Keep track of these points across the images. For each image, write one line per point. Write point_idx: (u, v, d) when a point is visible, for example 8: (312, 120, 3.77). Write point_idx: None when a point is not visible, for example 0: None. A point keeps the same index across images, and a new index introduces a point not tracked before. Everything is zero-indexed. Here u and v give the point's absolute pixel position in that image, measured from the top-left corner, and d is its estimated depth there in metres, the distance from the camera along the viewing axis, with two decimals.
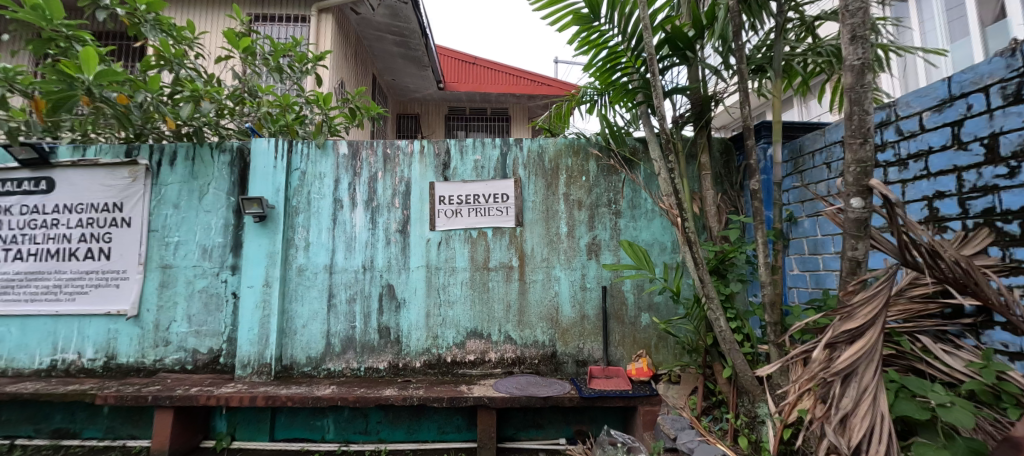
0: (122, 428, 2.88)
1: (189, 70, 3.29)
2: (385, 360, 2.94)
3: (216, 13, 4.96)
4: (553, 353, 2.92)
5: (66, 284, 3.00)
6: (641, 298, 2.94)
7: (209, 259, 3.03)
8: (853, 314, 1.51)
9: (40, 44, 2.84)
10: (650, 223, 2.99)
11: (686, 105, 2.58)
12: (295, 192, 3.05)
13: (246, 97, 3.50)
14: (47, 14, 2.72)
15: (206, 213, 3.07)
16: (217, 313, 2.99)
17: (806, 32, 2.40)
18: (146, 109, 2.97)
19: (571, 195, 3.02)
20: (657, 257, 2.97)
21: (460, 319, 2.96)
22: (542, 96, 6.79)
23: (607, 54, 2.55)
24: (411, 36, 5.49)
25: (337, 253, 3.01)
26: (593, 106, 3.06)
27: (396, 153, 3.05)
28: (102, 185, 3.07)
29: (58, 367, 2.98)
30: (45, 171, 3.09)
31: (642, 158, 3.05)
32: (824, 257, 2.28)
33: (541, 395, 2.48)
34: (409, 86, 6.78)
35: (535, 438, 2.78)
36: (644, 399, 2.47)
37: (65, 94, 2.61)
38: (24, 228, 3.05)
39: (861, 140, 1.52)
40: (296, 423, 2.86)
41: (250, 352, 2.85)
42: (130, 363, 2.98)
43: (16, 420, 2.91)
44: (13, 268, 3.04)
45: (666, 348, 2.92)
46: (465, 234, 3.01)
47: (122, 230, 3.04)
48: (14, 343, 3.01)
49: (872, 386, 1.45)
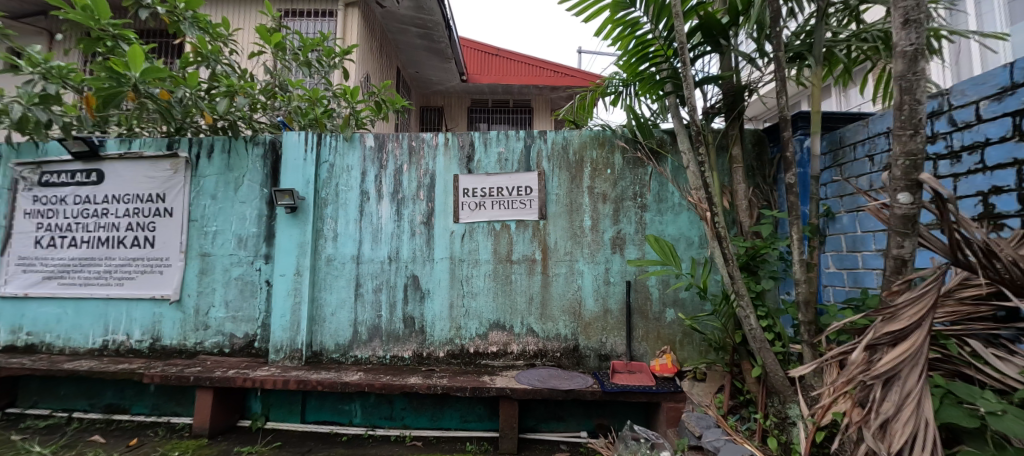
0: (167, 405, 3.06)
1: (224, 66, 3.41)
2: (409, 349, 3.00)
3: (249, 9, 5.12)
4: (575, 346, 2.92)
5: (116, 269, 3.20)
6: (666, 294, 2.89)
7: (245, 248, 3.15)
8: (898, 315, 1.42)
9: (89, 43, 3.00)
10: (677, 217, 2.92)
11: (719, 95, 2.49)
12: (324, 184, 3.12)
13: (278, 91, 3.60)
14: (95, 14, 2.86)
15: (241, 204, 3.18)
16: (252, 299, 3.12)
17: (851, 17, 2.27)
18: (186, 104, 3.12)
19: (595, 188, 2.98)
20: (683, 252, 2.91)
21: (483, 310, 2.99)
22: (565, 88, 6.75)
23: (634, 45, 2.51)
24: (435, 28, 5.51)
25: (364, 243, 3.07)
26: (618, 97, 3.04)
27: (421, 145, 3.09)
28: (146, 177, 3.24)
29: (110, 347, 3.19)
30: (95, 163, 3.28)
31: (670, 150, 2.98)
32: (864, 254, 2.17)
33: (563, 388, 2.48)
34: (432, 78, 6.84)
35: (555, 430, 2.80)
36: (668, 395, 2.42)
37: (114, 91, 2.81)
38: (79, 217, 3.26)
39: (912, 132, 1.44)
40: (326, 407, 2.96)
41: (282, 338, 2.97)
42: (173, 345, 3.16)
43: (73, 395, 3.14)
44: (68, 254, 3.25)
45: (692, 344, 2.85)
46: (489, 227, 3.02)
47: (165, 220, 3.20)
48: (70, 324, 3.23)
49: (917, 390, 1.37)
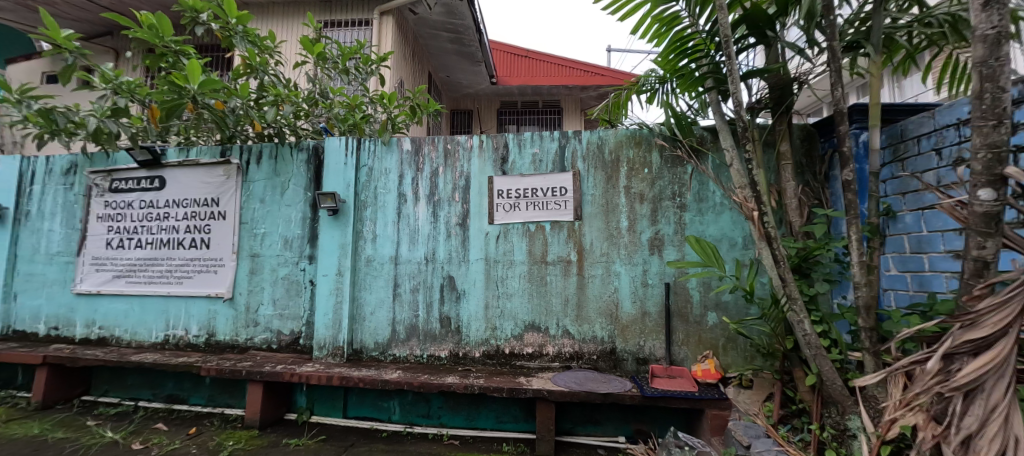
0: (221, 397, 3.24)
1: (271, 76, 3.59)
2: (446, 349, 3.04)
3: (291, 22, 5.37)
4: (612, 349, 2.86)
5: (175, 269, 3.42)
6: (708, 297, 2.79)
7: (290, 249, 3.29)
8: (979, 323, 1.29)
9: (154, 59, 3.24)
10: (718, 217, 2.81)
11: (765, 89, 2.38)
12: (364, 187, 3.22)
13: (319, 98, 3.74)
14: (160, 32, 3.08)
15: (287, 207, 3.33)
16: (298, 298, 3.25)
17: (913, 1, 2.12)
18: (238, 114, 3.32)
19: (632, 188, 2.92)
20: (726, 253, 2.80)
21: (519, 311, 2.98)
22: (596, 87, 6.65)
23: (672, 41, 2.45)
24: (465, 32, 5.59)
25: (402, 245, 3.14)
26: (654, 94, 2.97)
27: (456, 148, 3.13)
28: (203, 183, 3.45)
29: (170, 341, 3.42)
30: (158, 170, 3.53)
31: (711, 147, 2.87)
32: (930, 256, 2.01)
33: (600, 392, 2.44)
34: (462, 82, 6.93)
35: (592, 434, 2.76)
36: (712, 402, 2.33)
37: (175, 103, 3.04)
38: (144, 220, 3.52)
39: (994, 122, 1.34)
40: (366, 403, 3.04)
41: (325, 335, 3.09)
42: (227, 340, 3.34)
43: (138, 385, 3.38)
44: (135, 255, 3.51)
45: (737, 350, 2.73)
46: (524, 228, 3.01)
47: (219, 222, 3.40)
48: (136, 319, 3.49)
49: (1002, 405, 1.27)
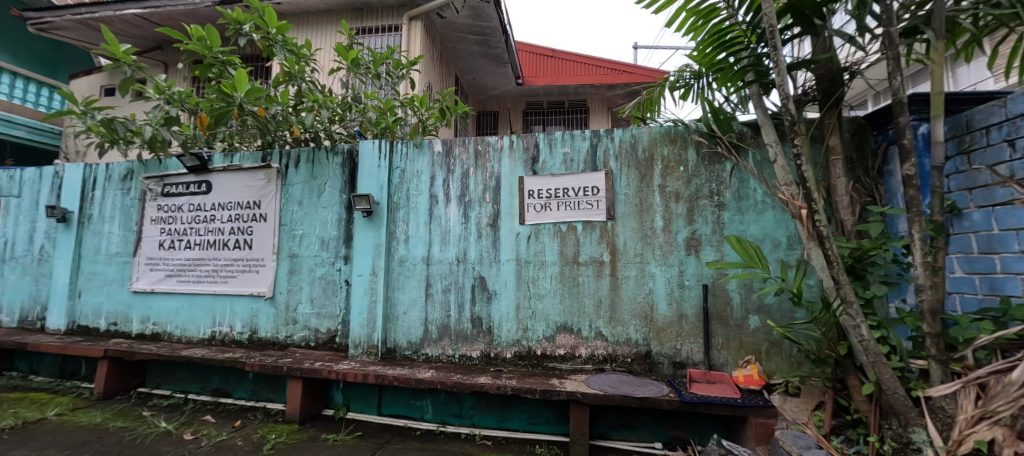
0: (263, 392, 3.37)
1: (309, 83, 3.72)
2: (477, 349, 3.05)
3: (325, 30, 5.54)
4: (647, 352, 2.79)
5: (221, 268, 3.59)
6: (750, 299, 2.67)
7: (327, 249, 3.39)
8: None
9: (203, 69, 3.41)
10: (760, 216, 2.70)
11: (812, 81, 2.26)
12: (396, 189, 3.27)
13: (353, 103, 3.84)
14: (209, 43, 3.24)
15: (324, 209, 3.43)
16: (334, 297, 3.34)
17: None
18: (279, 120, 3.46)
19: (667, 186, 2.84)
20: (769, 253, 2.67)
21: (550, 312, 2.96)
22: (624, 85, 6.53)
23: (710, 34, 2.37)
24: (492, 34, 5.63)
25: (434, 245, 3.18)
26: (689, 90, 2.88)
27: (487, 149, 3.13)
28: (246, 186, 3.60)
29: (217, 337, 3.58)
30: (205, 175, 3.71)
31: (752, 143, 2.76)
32: (1003, 256, 1.85)
33: (637, 396, 2.38)
34: (488, 84, 6.95)
35: (627, 439, 2.69)
36: (756, 410, 2.23)
37: (223, 110, 3.19)
38: (192, 222, 3.71)
39: None
40: (399, 401, 3.09)
41: (360, 334, 3.15)
42: (268, 337, 3.47)
43: (188, 379, 3.56)
44: (184, 255, 3.70)
45: (781, 355, 2.60)
46: (556, 228, 2.98)
47: (261, 224, 3.54)
48: (186, 316, 3.67)
49: None
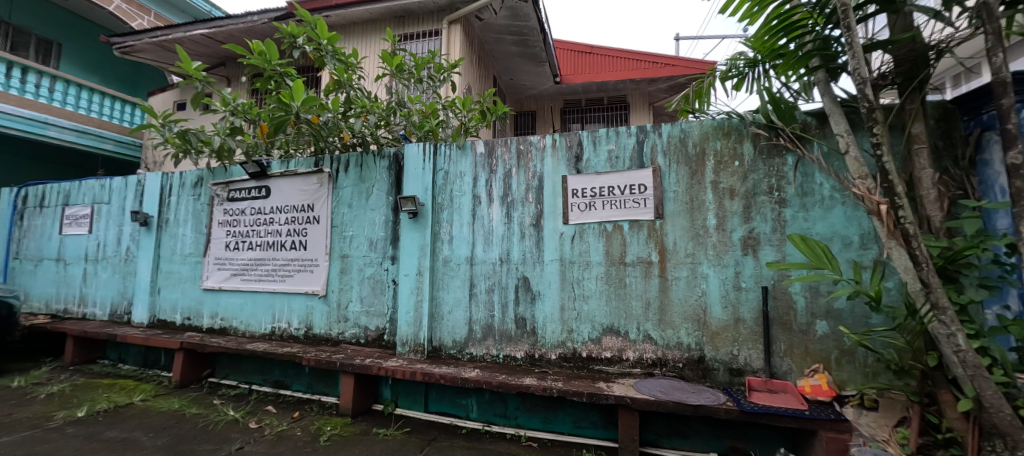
0: (318, 386, 3.52)
1: (356, 90, 3.86)
2: (522, 350, 3.03)
3: (369, 38, 5.75)
4: (701, 357, 2.65)
5: (279, 268, 3.79)
6: (816, 303, 2.47)
7: (375, 250, 3.49)
8: None
9: (263, 82, 3.62)
10: (827, 213, 2.49)
11: (889, 63, 2.05)
12: (440, 190, 3.32)
13: (397, 108, 3.94)
14: (268, 56, 3.45)
15: (372, 211, 3.54)
16: (382, 296, 3.43)
17: None
18: (331, 126, 3.62)
19: (720, 182, 2.69)
20: (839, 253, 2.46)
21: (596, 314, 2.88)
22: (664, 78, 6.19)
23: (769, 19, 2.21)
24: (530, 33, 5.60)
25: (477, 246, 3.19)
26: (743, 80, 2.71)
27: (529, 149, 3.11)
28: (300, 190, 3.79)
29: (276, 333, 3.79)
30: (264, 180, 3.93)
31: (817, 134, 2.55)
32: None
33: (691, 403, 2.27)
34: (526, 84, 6.93)
35: (679, 447, 2.57)
36: (827, 423, 2.07)
37: (282, 119, 3.39)
38: (254, 225, 3.94)
39: None
40: (445, 400, 3.12)
41: (407, 332, 3.22)
42: (322, 334, 3.62)
43: (251, 371, 3.79)
44: (246, 255, 3.95)
45: (853, 363, 2.38)
46: (601, 228, 2.90)
47: (314, 226, 3.71)
48: (249, 313, 3.92)
49: None
